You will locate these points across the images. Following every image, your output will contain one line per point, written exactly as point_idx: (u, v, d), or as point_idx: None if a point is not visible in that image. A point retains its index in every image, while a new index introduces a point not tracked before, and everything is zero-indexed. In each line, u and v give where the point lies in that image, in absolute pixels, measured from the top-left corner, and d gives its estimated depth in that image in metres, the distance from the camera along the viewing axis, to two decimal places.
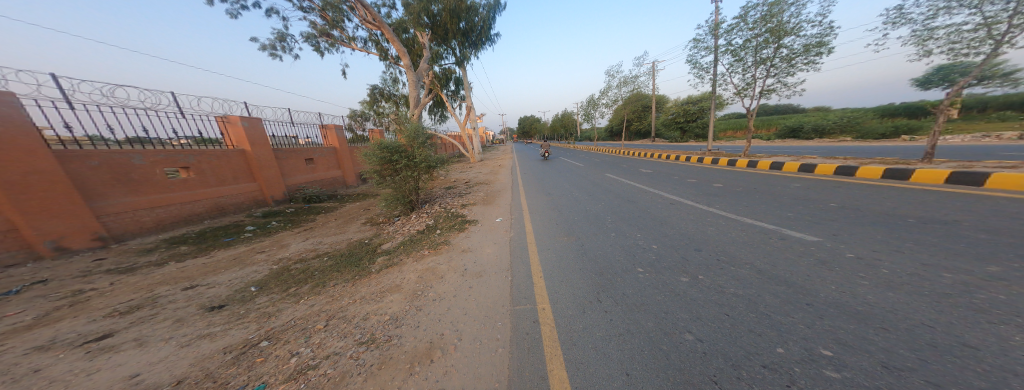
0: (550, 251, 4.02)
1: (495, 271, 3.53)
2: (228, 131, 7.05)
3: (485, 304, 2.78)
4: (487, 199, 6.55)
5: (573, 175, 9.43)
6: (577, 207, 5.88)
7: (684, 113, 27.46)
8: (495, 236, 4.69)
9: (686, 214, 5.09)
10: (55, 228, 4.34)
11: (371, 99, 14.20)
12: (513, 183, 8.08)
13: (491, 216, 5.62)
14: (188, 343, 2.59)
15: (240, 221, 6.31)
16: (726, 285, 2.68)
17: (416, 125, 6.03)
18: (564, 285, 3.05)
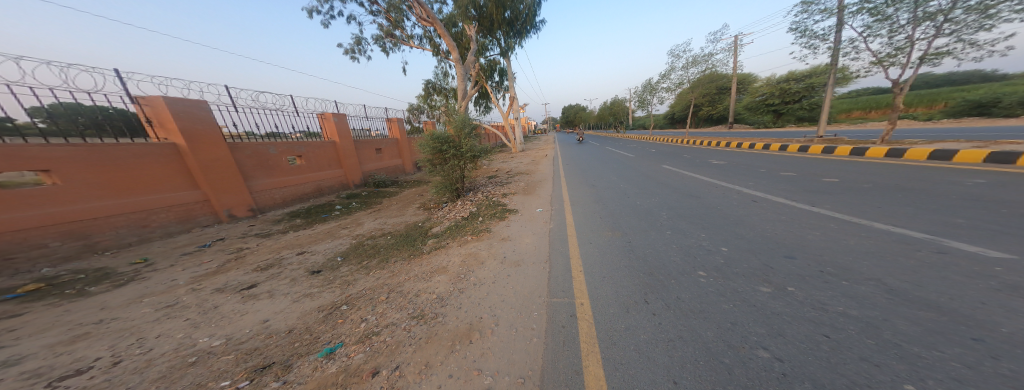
0: (590, 245, 3.39)
1: (535, 259, 3.15)
2: (323, 125, 8.56)
3: (526, 291, 2.49)
4: (528, 189, 6.42)
5: (621, 166, 8.57)
6: (627, 200, 5.23)
7: (780, 93, 21.97)
8: (535, 227, 4.24)
9: (768, 211, 4.03)
10: (230, 201, 5.97)
11: (425, 94, 15.51)
12: (557, 174, 7.78)
13: (531, 206, 5.29)
14: (297, 299, 2.96)
15: (331, 201, 7.58)
16: (824, 298, 1.93)
17: (464, 115, 6.27)
18: (601, 279, 2.60)
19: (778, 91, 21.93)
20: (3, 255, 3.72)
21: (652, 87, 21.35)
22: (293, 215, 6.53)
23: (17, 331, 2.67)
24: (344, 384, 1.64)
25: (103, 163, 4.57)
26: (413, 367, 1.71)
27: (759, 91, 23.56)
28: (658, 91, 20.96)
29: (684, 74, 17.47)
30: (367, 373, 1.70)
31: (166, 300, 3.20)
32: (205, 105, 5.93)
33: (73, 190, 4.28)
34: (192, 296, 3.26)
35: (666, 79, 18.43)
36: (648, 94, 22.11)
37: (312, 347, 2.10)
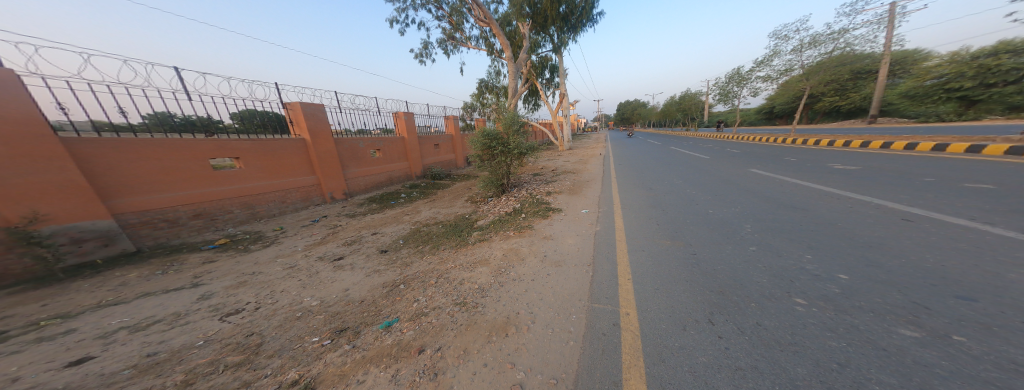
0: (641, 251, 2.84)
1: (580, 260, 2.73)
2: (396, 123, 9.55)
3: (567, 292, 2.18)
4: (574, 189, 6.11)
5: (685, 169, 7.51)
6: (694, 204, 4.53)
7: (993, 65, 13.97)
8: (580, 227, 3.71)
9: (896, 226, 2.97)
10: (334, 185, 7.16)
11: (479, 93, 16.24)
12: (607, 175, 7.28)
13: (577, 207, 4.82)
14: (369, 274, 3.30)
15: (398, 189, 8.48)
16: (1022, 354, 1.21)
17: (514, 112, 6.20)
18: (653, 288, 2.13)
19: (974, 69, 14.54)
20: (209, 217, 5.11)
21: (742, 77, 17.84)
22: (371, 200, 7.41)
23: (200, 274, 3.66)
24: (394, 357, 1.74)
25: (263, 153, 5.88)
26: (452, 351, 1.71)
27: (933, 71, 16.54)
28: (749, 82, 17.59)
29: (798, 56, 13.16)
30: (413, 351, 1.77)
31: (291, 261, 3.95)
32: (326, 109, 7.10)
33: (248, 174, 5.63)
34: (292, 261, 3.95)
35: (767, 65, 15.04)
36: (737, 85, 18.58)
37: (374, 318, 2.30)
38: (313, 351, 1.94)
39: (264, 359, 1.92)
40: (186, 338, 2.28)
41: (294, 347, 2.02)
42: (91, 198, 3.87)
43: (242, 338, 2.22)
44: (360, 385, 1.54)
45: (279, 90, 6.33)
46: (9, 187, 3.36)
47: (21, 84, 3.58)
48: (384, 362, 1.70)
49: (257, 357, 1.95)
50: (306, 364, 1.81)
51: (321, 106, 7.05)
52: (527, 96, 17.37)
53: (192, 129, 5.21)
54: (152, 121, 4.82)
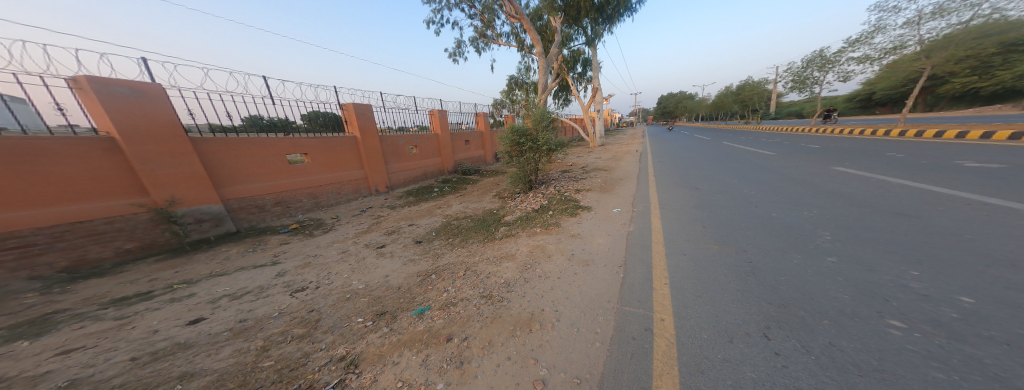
0: (677, 253, 2.69)
1: (610, 261, 2.65)
2: (431, 120, 9.89)
3: (595, 291, 2.15)
4: (605, 187, 5.92)
5: (732, 166, 6.86)
6: (743, 202, 4.15)
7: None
8: (610, 227, 3.60)
9: (1017, 229, 2.42)
10: (378, 179, 7.66)
11: (508, 89, 16.25)
12: (642, 173, 6.91)
13: (608, 205, 4.66)
14: (405, 263, 3.52)
15: (431, 184, 8.83)
16: None
17: (544, 108, 6.08)
18: (691, 294, 1.99)
19: None
20: (286, 205, 5.82)
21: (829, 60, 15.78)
22: (407, 193, 7.77)
23: (260, 255, 4.13)
24: (425, 342, 1.86)
25: (324, 149, 6.46)
26: (478, 342, 1.77)
27: None
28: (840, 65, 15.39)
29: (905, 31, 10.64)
30: (442, 338, 1.86)
31: (342, 247, 4.32)
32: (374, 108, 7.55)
33: (313, 168, 6.26)
34: (334, 249, 4.28)
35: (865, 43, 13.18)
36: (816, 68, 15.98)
37: (408, 305, 2.46)
38: (358, 331, 2.12)
39: (320, 333, 2.15)
40: (252, 311, 2.61)
41: (343, 326, 2.23)
42: (207, 187, 4.65)
43: (299, 314, 2.49)
44: (395, 366, 1.67)
45: (336, 91, 6.75)
46: (155, 177, 4.20)
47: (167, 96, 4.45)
48: (416, 347, 1.82)
49: (315, 332, 2.18)
50: (353, 342, 1.99)
51: (369, 105, 7.47)
52: (557, 91, 17.04)
53: (275, 131, 5.96)
54: (248, 125, 5.62)
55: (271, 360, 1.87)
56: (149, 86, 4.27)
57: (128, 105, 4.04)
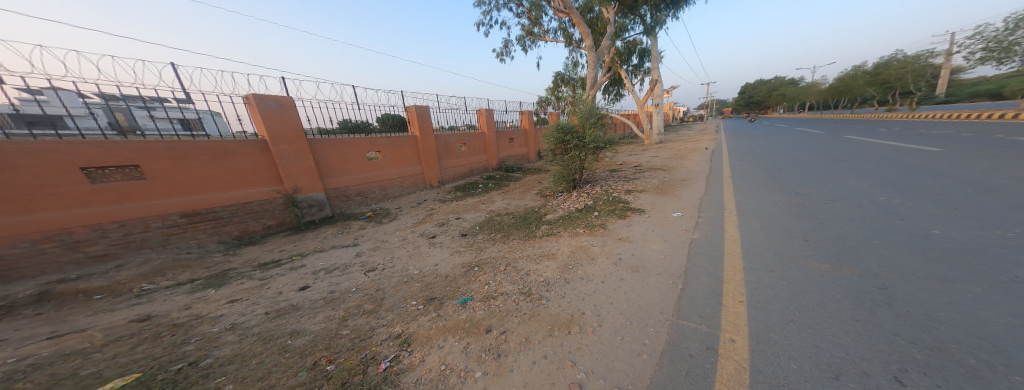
0: (749, 260, 2.28)
1: (667, 270, 2.32)
2: (478, 120, 10.25)
3: (645, 301, 1.95)
4: (662, 188, 5.20)
5: (834, 161, 5.52)
6: (846, 199, 3.35)
7: None
8: (669, 231, 3.14)
9: None
10: (432, 175, 8.22)
11: (554, 86, 16.01)
12: (710, 172, 6.02)
13: (667, 209, 3.97)
14: (452, 254, 3.75)
15: (476, 180, 9.14)
16: None
17: (592, 104, 5.81)
18: (775, 316, 1.58)
19: None
20: (365, 195, 6.67)
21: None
22: (455, 189, 8.16)
23: (331, 239, 4.73)
24: (467, 331, 1.97)
25: (394, 148, 7.17)
26: (515, 337, 1.82)
27: None
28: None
29: None
30: (482, 329, 1.96)
31: (402, 235, 4.76)
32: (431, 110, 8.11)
33: (385, 164, 7.00)
34: (396, 236, 4.73)
35: None
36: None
37: (454, 293, 2.63)
38: (411, 312, 2.35)
39: (382, 310, 2.43)
40: (334, 285, 3.07)
41: (400, 306, 2.47)
42: (318, 179, 5.70)
43: (369, 292, 2.84)
44: (440, 350, 1.81)
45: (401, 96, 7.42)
46: (288, 170, 5.32)
47: (295, 105, 5.45)
48: (458, 334, 1.94)
49: (380, 309, 2.46)
50: (407, 322, 2.20)
51: (427, 107, 8.04)
52: (606, 86, 16.27)
53: (359, 132, 6.81)
54: (341, 129, 6.47)
55: (348, 329, 2.18)
56: (284, 97, 5.31)
57: (273, 115, 5.13)
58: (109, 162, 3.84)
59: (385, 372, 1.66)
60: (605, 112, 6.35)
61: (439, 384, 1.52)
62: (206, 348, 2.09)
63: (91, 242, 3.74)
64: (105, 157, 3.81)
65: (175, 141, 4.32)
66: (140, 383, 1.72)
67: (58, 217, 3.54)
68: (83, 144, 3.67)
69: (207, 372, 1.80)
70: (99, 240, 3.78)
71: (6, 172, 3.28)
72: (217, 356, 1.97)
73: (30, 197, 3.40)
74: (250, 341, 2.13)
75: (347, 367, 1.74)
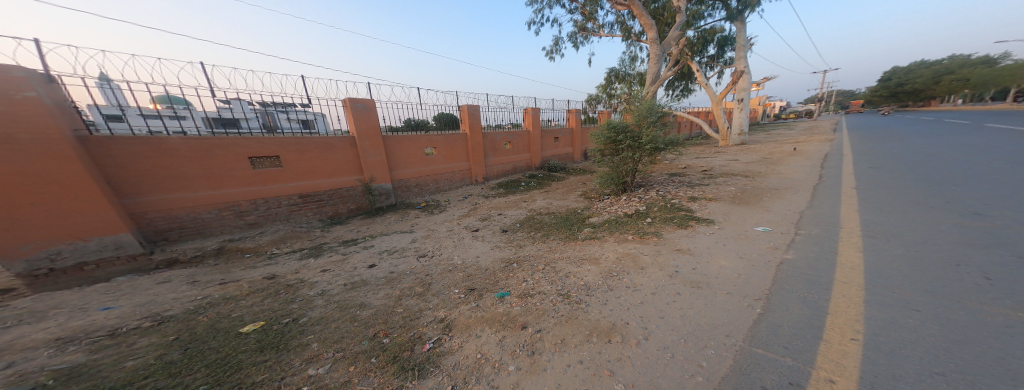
0: (849, 289, 1.87)
1: (740, 291, 2.02)
2: (524, 118, 10.24)
3: (707, 320, 1.76)
4: (732, 197, 4.58)
5: (995, 172, 4.18)
6: (999, 225, 2.57)
7: None
8: (748, 248, 2.71)
9: None
10: (478, 171, 8.50)
11: (606, 83, 15.21)
12: (796, 181, 5.09)
13: (739, 221, 3.49)
14: (493, 248, 3.85)
15: (519, 178, 9.20)
16: None
17: (651, 102, 5.27)
18: (912, 363, 1.22)
19: None
20: (423, 187, 7.23)
21: None
22: (498, 186, 8.34)
23: (387, 225, 5.24)
24: (503, 324, 2.01)
25: (446, 144, 7.59)
26: (551, 337, 1.80)
27: None
28: None
29: None
30: (518, 324, 1.98)
31: (448, 226, 5.04)
32: (480, 108, 8.35)
33: (438, 159, 7.44)
34: (443, 226, 5.04)
35: None
36: None
37: (492, 286, 2.70)
38: (454, 299, 2.48)
39: (428, 295, 2.61)
40: (393, 266, 3.39)
41: (444, 293, 2.62)
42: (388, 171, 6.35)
43: (420, 275, 3.08)
44: (477, 339, 1.88)
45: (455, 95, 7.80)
46: (367, 162, 6.00)
47: (376, 106, 6.06)
48: (495, 326, 1.99)
49: (428, 293, 2.64)
50: (450, 308, 2.33)
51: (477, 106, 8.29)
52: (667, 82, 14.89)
53: (419, 130, 7.36)
54: (404, 127, 7.05)
55: (403, 307, 2.39)
56: (368, 99, 5.94)
57: (361, 116, 5.82)
58: (262, 152, 4.80)
59: (428, 352, 1.79)
60: (666, 110, 5.75)
61: (474, 371, 1.58)
62: (304, 308, 2.48)
63: (249, 212, 4.77)
64: (260, 148, 4.76)
65: (302, 136, 5.22)
66: (263, 330, 2.14)
67: (238, 193, 4.64)
68: (251, 139, 4.66)
69: (302, 328, 2.14)
70: (254, 211, 4.81)
71: (210, 159, 4.37)
72: (311, 316, 2.33)
73: (220, 178, 4.47)
74: (332, 307, 2.47)
75: (398, 342, 1.90)
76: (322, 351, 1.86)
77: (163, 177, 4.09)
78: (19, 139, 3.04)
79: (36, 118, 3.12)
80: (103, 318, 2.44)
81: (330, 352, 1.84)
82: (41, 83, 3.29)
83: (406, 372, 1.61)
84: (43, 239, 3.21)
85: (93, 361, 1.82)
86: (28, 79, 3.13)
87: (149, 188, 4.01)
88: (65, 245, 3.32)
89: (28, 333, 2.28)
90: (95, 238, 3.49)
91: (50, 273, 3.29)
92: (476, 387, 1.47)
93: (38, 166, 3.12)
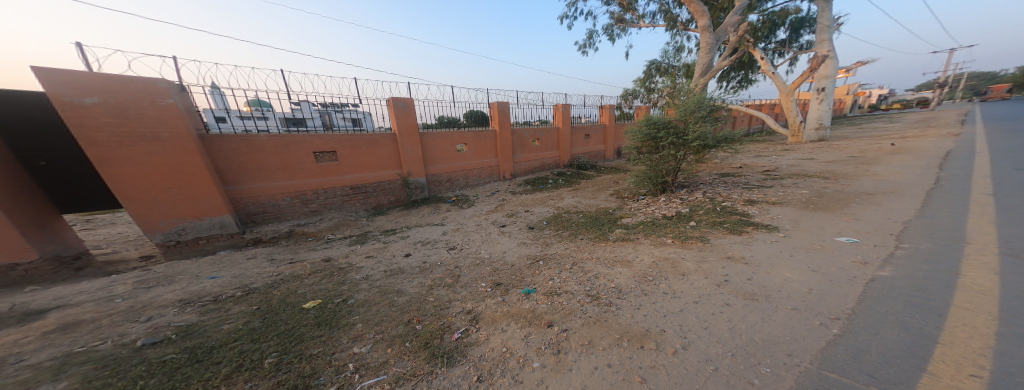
0: (952, 313, 1.55)
1: (810, 307, 1.77)
2: (554, 115, 10.04)
3: (763, 336, 1.58)
4: (800, 202, 4.06)
5: None
6: None
7: None
8: (825, 260, 2.36)
9: None
10: (506, 167, 8.56)
11: (645, 76, 14.37)
12: (877, 186, 4.38)
13: (805, 230, 3.08)
14: (520, 245, 3.85)
15: (547, 176, 9.09)
16: None
17: (700, 95, 4.80)
18: None
19: None
20: (455, 182, 7.46)
21: None
22: (526, 182, 8.32)
23: (420, 217, 5.48)
24: (529, 321, 2.00)
25: (476, 140, 7.72)
26: (578, 338, 1.77)
27: None
28: None
29: None
30: (544, 322, 1.97)
31: (477, 221, 5.14)
32: (510, 105, 8.33)
33: (468, 155, 7.61)
34: (472, 221, 5.16)
35: None
36: None
37: (517, 282, 2.70)
38: (481, 293, 2.53)
39: (458, 286, 2.68)
40: (426, 256, 3.56)
41: (472, 286, 2.68)
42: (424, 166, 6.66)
43: (449, 267, 3.19)
44: (503, 333, 1.89)
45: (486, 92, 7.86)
46: (406, 156, 6.31)
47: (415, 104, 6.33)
48: (521, 322, 2.00)
49: (457, 285, 2.72)
50: (477, 301, 2.38)
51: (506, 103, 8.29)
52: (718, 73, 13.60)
53: (451, 127, 7.56)
54: (438, 123, 7.29)
55: (434, 296, 2.50)
56: (408, 97, 6.23)
57: (402, 114, 6.13)
58: (324, 147, 5.30)
59: (456, 341, 1.84)
60: (722, 103, 5.09)
61: (500, 364, 1.59)
62: (352, 290, 2.69)
63: (312, 201, 5.30)
64: (321, 144, 5.25)
65: (353, 133, 5.64)
66: (320, 307, 2.38)
67: (307, 183, 5.19)
68: (316, 136, 5.16)
69: (350, 309, 2.32)
70: (316, 199, 5.33)
71: (286, 154, 4.94)
72: (358, 298, 2.52)
73: (292, 170, 5.04)
74: (375, 291, 2.65)
75: (430, 330, 1.99)
76: (364, 331, 2.01)
77: (253, 169, 4.71)
78: (161, 137, 3.71)
79: (172, 120, 3.76)
80: (211, 285, 2.91)
81: (372, 333, 1.98)
82: (176, 92, 3.96)
83: (436, 359, 1.67)
84: (173, 217, 3.89)
85: (203, 321, 2.21)
86: (168, 89, 3.77)
87: (244, 178, 4.65)
88: (187, 223, 4.00)
89: (160, 293, 2.77)
90: (208, 218, 4.16)
91: (176, 244, 4.00)
92: (502, 380, 1.48)
93: (172, 158, 3.79)
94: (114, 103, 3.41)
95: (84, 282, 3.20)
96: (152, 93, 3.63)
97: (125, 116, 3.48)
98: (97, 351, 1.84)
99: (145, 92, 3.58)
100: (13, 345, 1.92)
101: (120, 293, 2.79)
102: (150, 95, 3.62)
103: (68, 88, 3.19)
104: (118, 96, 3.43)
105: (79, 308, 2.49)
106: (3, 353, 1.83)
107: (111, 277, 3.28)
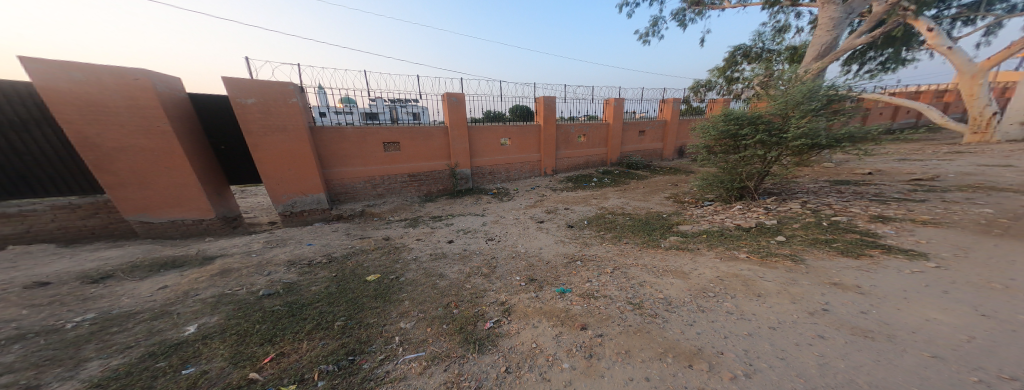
0: None
1: (961, 357, 1.34)
2: (604, 109, 9.47)
3: (870, 380, 1.26)
4: (968, 224, 3.11)
5: None
6: None
7: None
8: (1002, 302, 1.77)
9: None
10: (548, 163, 8.41)
11: (726, 64, 12.57)
12: None
13: (960, 261, 2.38)
14: (558, 242, 3.76)
15: (591, 173, 8.70)
16: None
17: (812, 84, 3.90)
18: None
19: None
20: (496, 175, 7.57)
21: None
22: (568, 179, 8.09)
23: (468, 207, 5.67)
24: (562, 320, 1.92)
25: (519, 135, 7.68)
26: (614, 345, 1.63)
27: None
28: None
29: None
30: (577, 324, 1.86)
31: (515, 214, 5.15)
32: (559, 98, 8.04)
33: (511, 150, 7.63)
34: (511, 214, 5.18)
35: None
36: None
37: (551, 281, 2.60)
38: (514, 286, 2.50)
39: (492, 277, 2.70)
40: (467, 244, 3.67)
41: (506, 279, 2.67)
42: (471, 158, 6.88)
43: (488, 257, 3.24)
44: (534, 329, 1.84)
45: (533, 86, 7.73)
46: (454, 149, 6.56)
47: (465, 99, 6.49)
48: (553, 320, 1.92)
49: (491, 275, 2.75)
50: (511, 293, 2.36)
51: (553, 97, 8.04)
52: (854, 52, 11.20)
53: (496, 121, 7.68)
54: (484, 118, 7.44)
55: (472, 284, 2.54)
56: (459, 92, 6.41)
57: (454, 108, 6.35)
58: (392, 138, 5.76)
59: (488, 330, 1.85)
60: (851, 93, 3.99)
61: (528, 359, 1.55)
62: (400, 270, 2.87)
63: (380, 185, 5.84)
64: (389, 135, 5.71)
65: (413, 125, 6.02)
66: (379, 281, 2.59)
67: (377, 169, 5.73)
68: (385, 128, 5.63)
69: (400, 286, 2.49)
70: (382, 184, 5.86)
71: (364, 143, 5.49)
72: (407, 277, 2.69)
73: (368, 157, 5.59)
74: (421, 273, 2.80)
75: (466, 315, 2.03)
76: (410, 309, 2.13)
77: (341, 156, 5.33)
78: (288, 128, 4.40)
79: (296, 115, 4.41)
80: (309, 251, 3.39)
81: (416, 311, 2.09)
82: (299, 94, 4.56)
83: (470, 344, 1.70)
84: (290, 192, 4.64)
85: (299, 281, 2.56)
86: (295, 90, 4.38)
87: (334, 163, 5.30)
88: (297, 198, 4.72)
89: (278, 253, 3.32)
90: (312, 195, 4.84)
91: (291, 214, 4.76)
92: (529, 375, 1.44)
93: (292, 146, 4.48)
94: (264, 102, 4.16)
95: (240, 237, 4.00)
96: (286, 95, 4.30)
97: (270, 112, 4.23)
98: (238, 294, 2.27)
99: (282, 94, 4.26)
100: (195, 281, 2.49)
101: (254, 250, 3.40)
102: (285, 98, 4.30)
103: (240, 91, 4.00)
104: (267, 98, 4.17)
105: (232, 258, 3.11)
106: (189, 287, 2.38)
107: (252, 236, 4.04)
